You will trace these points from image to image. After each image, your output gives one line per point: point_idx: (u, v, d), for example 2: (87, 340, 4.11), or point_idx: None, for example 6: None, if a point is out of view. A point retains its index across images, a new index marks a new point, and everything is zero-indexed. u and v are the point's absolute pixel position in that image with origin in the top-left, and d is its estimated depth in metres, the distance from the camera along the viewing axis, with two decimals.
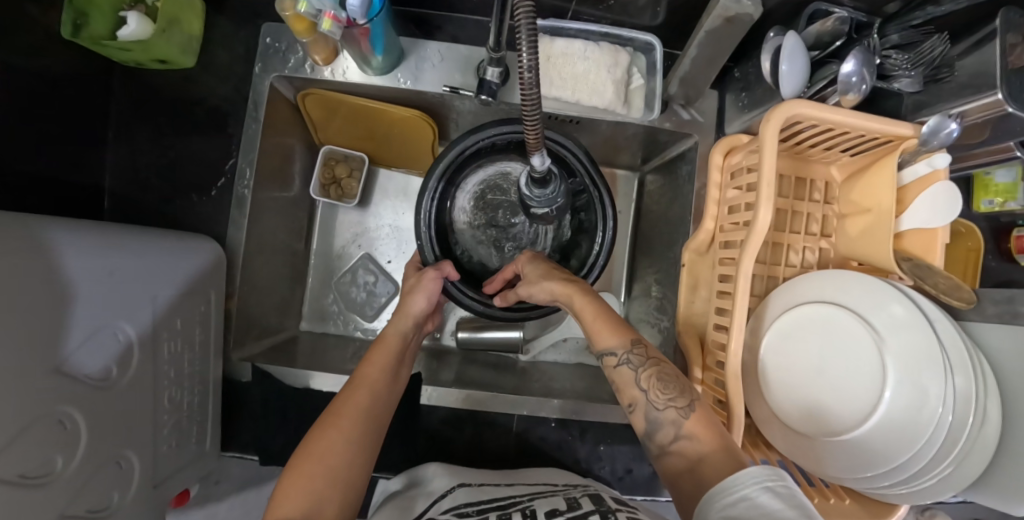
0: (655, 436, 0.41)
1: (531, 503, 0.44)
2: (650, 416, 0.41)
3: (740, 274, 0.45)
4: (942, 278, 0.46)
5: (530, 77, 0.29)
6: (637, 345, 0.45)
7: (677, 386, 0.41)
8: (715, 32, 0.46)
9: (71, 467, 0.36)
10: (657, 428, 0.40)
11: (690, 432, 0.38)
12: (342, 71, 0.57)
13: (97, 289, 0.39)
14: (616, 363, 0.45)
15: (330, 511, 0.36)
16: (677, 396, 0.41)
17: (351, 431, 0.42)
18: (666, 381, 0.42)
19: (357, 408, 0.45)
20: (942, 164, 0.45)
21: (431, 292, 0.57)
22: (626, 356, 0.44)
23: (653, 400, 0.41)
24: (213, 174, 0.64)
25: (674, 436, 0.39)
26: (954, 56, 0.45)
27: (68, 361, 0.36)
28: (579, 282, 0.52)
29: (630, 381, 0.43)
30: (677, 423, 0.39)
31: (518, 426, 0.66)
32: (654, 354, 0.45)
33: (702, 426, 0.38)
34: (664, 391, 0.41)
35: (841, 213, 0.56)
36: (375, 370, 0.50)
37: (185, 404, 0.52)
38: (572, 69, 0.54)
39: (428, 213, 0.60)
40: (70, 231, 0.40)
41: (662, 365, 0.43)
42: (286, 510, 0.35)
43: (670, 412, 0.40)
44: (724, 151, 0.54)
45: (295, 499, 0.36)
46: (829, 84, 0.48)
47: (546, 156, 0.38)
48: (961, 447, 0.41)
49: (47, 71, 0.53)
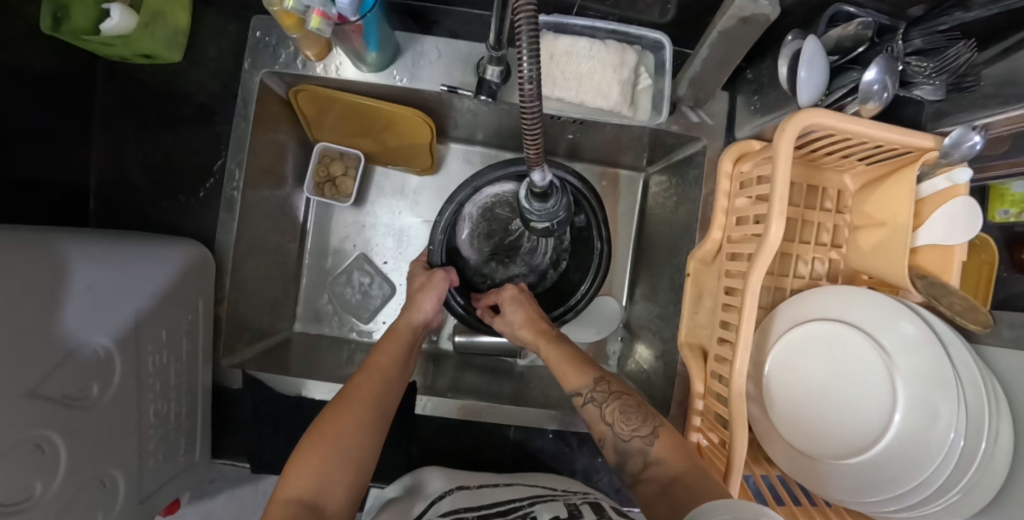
0: (628, 466, 0.46)
1: (531, 509, 0.41)
2: (619, 448, 0.47)
3: (748, 290, 0.43)
4: (959, 298, 0.44)
5: (531, 87, 0.28)
6: (600, 383, 0.52)
7: (638, 416, 0.47)
8: (728, 32, 0.43)
9: (50, 493, 0.36)
10: (627, 458, 0.46)
11: (657, 458, 0.44)
12: (335, 67, 0.54)
13: (95, 291, 0.41)
14: (583, 402, 0.52)
15: (339, 489, 0.40)
16: (639, 426, 0.46)
17: (363, 414, 0.46)
18: (627, 414, 0.48)
19: (368, 394, 0.48)
20: (962, 179, 0.43)
21: (439, 292, 0.61)
22: (591, 395, 0.51)
23: (619, 432, 0.47)
24: (201, 174, 0.62)
25: (643, 463, 0.44)
26: (979, 64, 0.43)
27: (76, 352, 0.38)
28: (547, 334, 0.59)
29: (597, 417, 0.50)
30: (643, 450, 0.45)
31: (513, 435, 0.65)
32: (616, 389, 0.52)
33: (667, 451, 0.44)
34: (627, 423, 0.47)
35: (852, 223, 0.54)
36: (388, 357, 0.54)
37: (172, 415, 0.51)
38: (576, 68, 0.51)
39: (448, 222, 0.65)
40: (81, 248, 0.43)
41: (622, 399, 0.50)
42: (296, 488, 0.38)
43: (636, 442, 0.45)
44: (734, 158, 0.51)
45: (304, 479, 0.39)
46: (850, 91, 0.46)
47: (547, 172, 0.36)
48: (971, 473, 0.40)
49: (27, 69, 0.51)
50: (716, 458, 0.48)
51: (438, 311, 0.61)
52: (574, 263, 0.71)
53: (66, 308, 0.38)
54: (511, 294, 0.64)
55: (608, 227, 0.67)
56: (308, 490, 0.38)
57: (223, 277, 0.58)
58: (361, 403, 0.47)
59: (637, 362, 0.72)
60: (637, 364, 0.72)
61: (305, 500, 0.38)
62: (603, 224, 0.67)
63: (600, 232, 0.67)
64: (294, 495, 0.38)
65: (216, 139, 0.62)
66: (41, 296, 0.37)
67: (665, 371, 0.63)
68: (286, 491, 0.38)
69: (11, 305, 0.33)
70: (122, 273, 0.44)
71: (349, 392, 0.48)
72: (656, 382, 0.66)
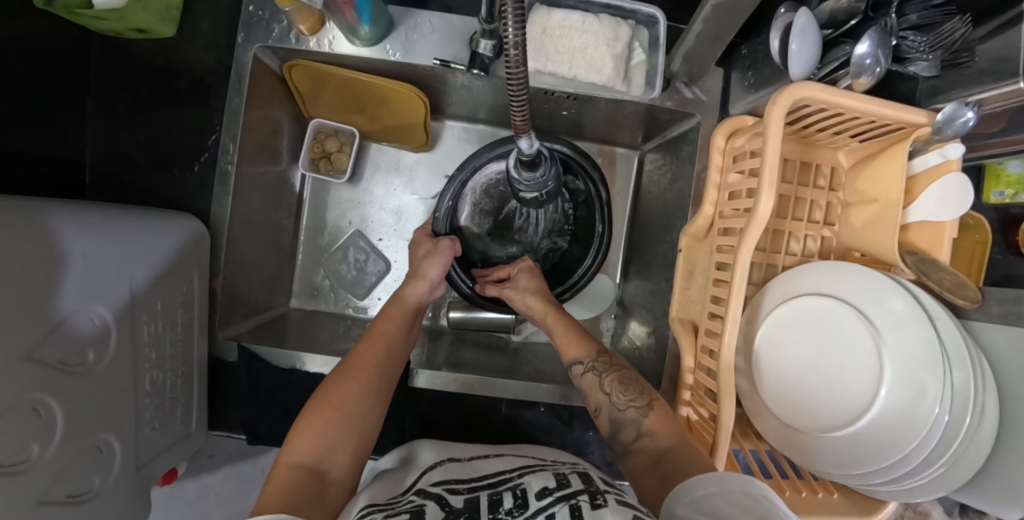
0: (619, 437, 0.46)
1: (521, 480, 0.40)
2: (614, 417, 0.47)
3: (738, 264, 0.43)
4: (946, 274, 0.45)
5: (517, 53, 0.26)
6: (601, 355, 0.53)
7: (635, 388, 0.48)
8: (722, 6, 0.42)
9: (48, 454, 0.37)
10: (620, 428, 0.46)
11: (650, 430, 0.44)
12: (328, 41, 0.54)
13: (88, 262, 0.41)
14: (583, 371, 0.52)
15: (341, 457, 0.41)
16: (636, 397, 0.47)
17: (364, 382, 0.46)
18: (625, 385, 0.49)
19: (370, 361, 0.48)
20: (954, 154, 0.43)
21: (446, 260, 0.61)
22: (591, 365, 0.52)
23: (616, 401, 0.48)
24: (195, 150, 0.62)
25: (636, 435, 0.45)
26: (975, 40, 0.42)
27: (66, 321, 0.38)
28: (559, 307, 0.60)
29: (595, 386, 0.50)
30: (637, 421, 0.45)
31: (506, 410, 0.66)
32: (616, 362, 0.52)
33: (659, 423, 0.44)
34: (624, 393, 0.48)
35: (845, 200, 0.54)
36: (391, 323, 0.54)
37: (167, 385, 0.52)
38: (569, 43, 0.50)
39: (455, 189, 0.66)
40: (72, 216, 0.43)
41: (620, 371, 0.51)
42: (300, 453, 0.39)
43: (631, 412, 0.46)
44: (727, 134, 0.51)
45: (308, 445, 0.40)
46: (841, 66, 0.46)
47: (534, 140, 0.36)
48: (955, 446, 0.41)
49: (22, 42, 0.51)
50: (705, 432, 0.49)
51: (439, 281, 0.61)
52: (575, 239, 0.71)
53: (60, 278, 0.39)
54: (524, 265, 0.66)
55: (609, 213, 0.67)
56: (310, 456, 0.39)
57: (217, 252, 0.58)
58: (361, 371, 0.47)
59: (630, 339, 0.73)
60: (630, 341, 0.72)
61: (308, 466, 0.39)
62: (604, 210, 0.67)
63: (601, 218, 0.67)
64: (296, 460, 0.39)
65: (210, 114, 0.62)
66: (37, 264, 0.37)
67: (657, 346, 0.64)
68: (290, 455, 0.39)
69: (9, 270, 0.34)
70: (116, 244, 0.45)
71: (353, 360, 0.49)
72: (649, 358, 0.66)
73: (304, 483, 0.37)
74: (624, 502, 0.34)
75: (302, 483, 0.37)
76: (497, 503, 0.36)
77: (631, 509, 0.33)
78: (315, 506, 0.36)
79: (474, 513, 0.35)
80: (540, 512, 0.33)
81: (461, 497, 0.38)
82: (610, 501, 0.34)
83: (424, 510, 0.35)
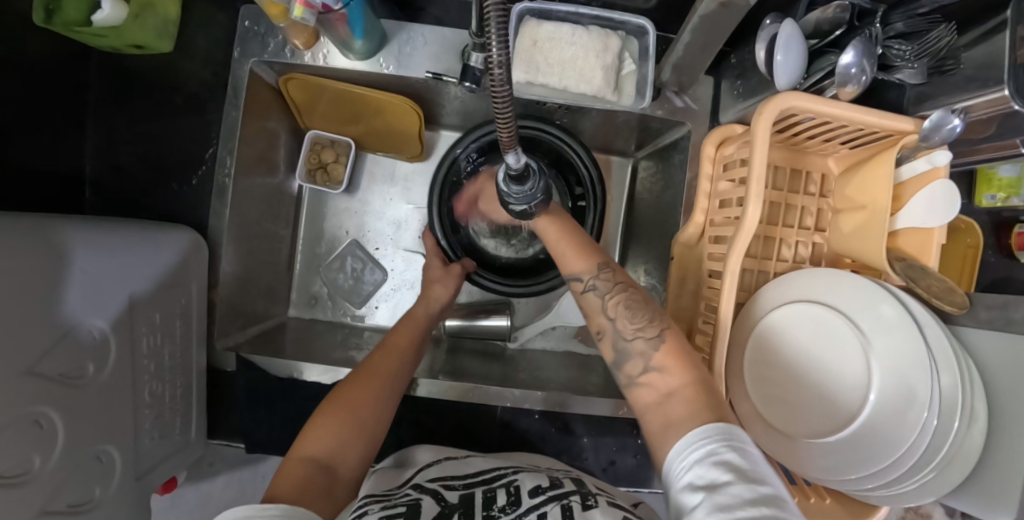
0: (624, 367, 0.43)
1: (516, 477, 0.41)
2: (618, 345, 0.43)
3: (730, 271, 0.44)
4: (933, 281, 0.44)
5: (502, 72, 0.21)
6: (604, 270, 0.48)
7: (644, 315, 0.43)
8: (709, 16, 0.42)
9: (50, 465, 0.37)
10: (626, 358, 0.42)
11: (659, 365, 0.40)
12: (323, 55, 0.55)
13: (83, 277, 0.42)
14: (583, 288, 0.48)
15: (352, 456, 0.41)
16: (645, 326, 0.42)
17: (375, 389, 0.47)
18: (632, 310, 0.44)
19: (383, 374, 0.50)
20: (942, 161, 0.43)
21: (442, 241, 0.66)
22: (591, 282, 0.48)
23: (621, 329, 0.44)
24: (193, 163, 0.64)
25: (642, 368, 0.41)
26: (960, 47, 0.43)
27: (69, 334, 0.39)
28: (571, 221, 0.55)
29: (598, 308, 0.46)
30: (645, 355, 0.41)
31: (502, 415, 0.67)
32: (620, 278, 0.47)
33: (669, 357, 0.40)
34: (632, 320, 0.43)
35: (835, 207, 0.55)
36: (402, 337, 0.56)
37: (166, 395, 0.53)
38: (559, 54, 0.51)
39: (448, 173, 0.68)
40: (72, 230, 0.44)
41: (626, 291, 0.46)
42: (312, 449, 0.40)
43: (639, 343, 0.42)
44: (717, 142, 0.52)
45: (321, 440, 0.41)
46: (828, 75, 0.46)
47: (521, 154, 0.35)
48: (943, 452, 0.41)
49: (21, 58, 0.52)
50: None
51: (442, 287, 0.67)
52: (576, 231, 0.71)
53: (59, 293, 0.39)
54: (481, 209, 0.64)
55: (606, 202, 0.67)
56: (320, 451, 0.40)
57: (216, 261, 0.59)
58: (372, 379, 0.49)
59: None
60: None
61: (319, 460, 0.39)
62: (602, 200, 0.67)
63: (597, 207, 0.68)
64: (309, 454, 0.39)
65: (208, 128, 0.64)
66: (38, 278, 0.38)
67: None
68: (302, 450, 0.40)
69: (10, 285, 0.34)
70: (113, 259, 0.45)
71: (366, 370, 0.50)
72: None
73: (314, 476, 0.37)
74: (614, 504, 0.35)
75: (313, 475, 0.37)
76: (491, 500, 0.37)
77: (620, 510, 0.35)
78: (321, 497, 0.36)
79: (469, 509, 0.36)
80: (532, 509, 0.34)
81: (456, 493, 0.39)
82: (600, 502, 0.35)
83: (420, 503, 0.36)
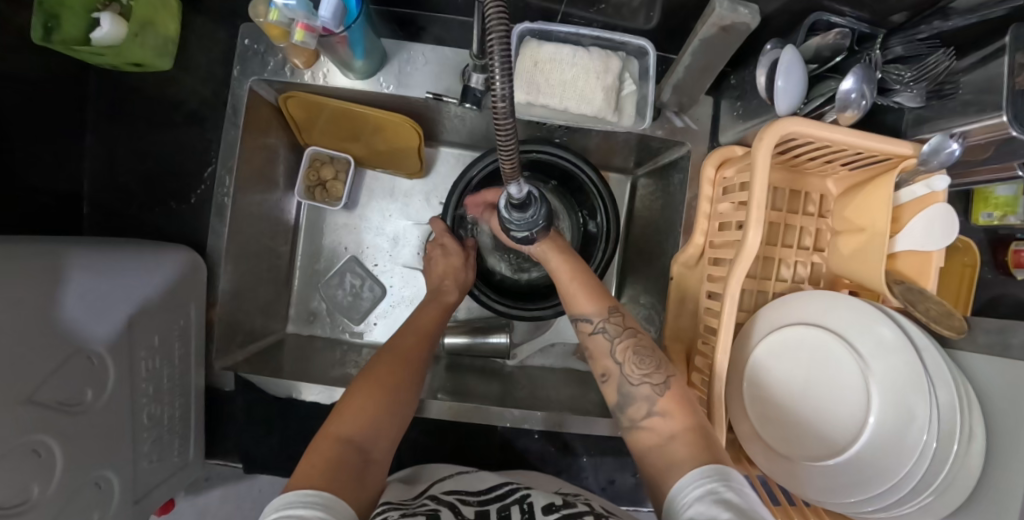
0: (627, 410, 0.43)
1: (528, 494, 0.42)
2: (624, 389, 0.44)
3: (729, 294, 0.44)
4: (934, 304, 0.44)
5: (504, 105, 0.22)
6: (613, 314, 0.49)
7: (652, 362, 0.44)
8: (710, 40, 0.42)
9: (49, 493, 0.37)
10: (630, 402, 0.43)
11: (663, 410, 0.41)
12: (323, 73, 0.55)
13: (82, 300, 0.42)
14: (592, 330, 0.49)
15: (383, 439, 0.40)
16: (652, 372, 0.43)
17: (405, 372, 0.47)
18: (640, 356, 0.44)
19: (404, 358, 0.49)
20: (939, 186, 0.43)
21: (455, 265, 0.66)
22: (602, 324, 0.48)
23: (628, 373, 0.44)
24: (192, 181, 0.63)
25: (647, 412, 0.41)
26: (959, 71, 0.43)
27: (67, 358, 0.39)
28: (576, 255, 0.56)
29: (605, 351, 0.47)
30: (650, 399, 0.42)
31: (502, 434, 0.67)
32: (630, 324, 0.48)
33: (673, 403, 0.41)
34: (639, 366, 0.44)
35: (834, 228, 0.55)
36: (424, 323, 0.57)
37: (165, 416, 0.53)
38: (560, 75, 0.51)
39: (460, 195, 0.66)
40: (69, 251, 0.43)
41: (635, 337, 0.46)
42: (346, 429, 0.39)
43: (645, 388, 0.42)
44: (717, 164, 0.52)
45: (355, 420, 0.40)
46: (828, 101, 0.46)
47: (523, 183, 0.35)
48: (943, 476, 0.39)
49: (20, 75, 0.52)
50: None
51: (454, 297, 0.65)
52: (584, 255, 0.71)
53: (58, 318, 0.39)
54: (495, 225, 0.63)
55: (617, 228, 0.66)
56: (354, 432, 0.39)
57: (215, 279, 0.59)
58: (401, 360, 0.49)
59: None
60: None
61: (353, 441, 0.38)
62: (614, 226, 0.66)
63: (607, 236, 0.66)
64: (342, 435, 0.38)
65: (207, 145, 0.63)
66: (37, 304, 0.38)
67: None
68: (334, 429, 0.39)
69: (9, 312, 0.34)
70: (113, 281, 0.45)
71: (392, 352, 0.50)
72: None
73: (348, 457, 0.36)
74: None
75: (349, 456, 0.36)
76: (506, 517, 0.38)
77: None
78: (355, 481, 0.35)
79: None
80: None
81: (472, 508, 0.40)
82: None
83: (439, 512, 0.37)
